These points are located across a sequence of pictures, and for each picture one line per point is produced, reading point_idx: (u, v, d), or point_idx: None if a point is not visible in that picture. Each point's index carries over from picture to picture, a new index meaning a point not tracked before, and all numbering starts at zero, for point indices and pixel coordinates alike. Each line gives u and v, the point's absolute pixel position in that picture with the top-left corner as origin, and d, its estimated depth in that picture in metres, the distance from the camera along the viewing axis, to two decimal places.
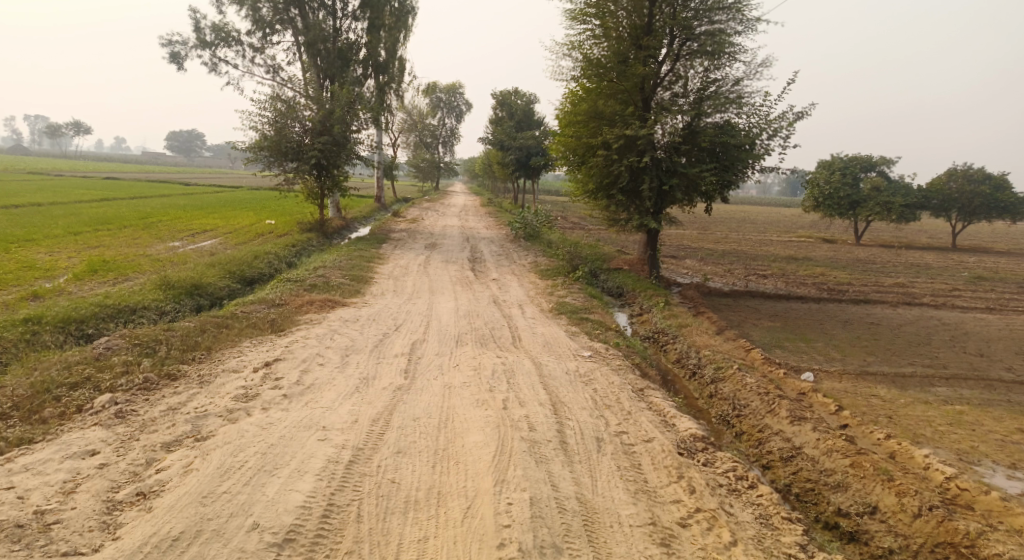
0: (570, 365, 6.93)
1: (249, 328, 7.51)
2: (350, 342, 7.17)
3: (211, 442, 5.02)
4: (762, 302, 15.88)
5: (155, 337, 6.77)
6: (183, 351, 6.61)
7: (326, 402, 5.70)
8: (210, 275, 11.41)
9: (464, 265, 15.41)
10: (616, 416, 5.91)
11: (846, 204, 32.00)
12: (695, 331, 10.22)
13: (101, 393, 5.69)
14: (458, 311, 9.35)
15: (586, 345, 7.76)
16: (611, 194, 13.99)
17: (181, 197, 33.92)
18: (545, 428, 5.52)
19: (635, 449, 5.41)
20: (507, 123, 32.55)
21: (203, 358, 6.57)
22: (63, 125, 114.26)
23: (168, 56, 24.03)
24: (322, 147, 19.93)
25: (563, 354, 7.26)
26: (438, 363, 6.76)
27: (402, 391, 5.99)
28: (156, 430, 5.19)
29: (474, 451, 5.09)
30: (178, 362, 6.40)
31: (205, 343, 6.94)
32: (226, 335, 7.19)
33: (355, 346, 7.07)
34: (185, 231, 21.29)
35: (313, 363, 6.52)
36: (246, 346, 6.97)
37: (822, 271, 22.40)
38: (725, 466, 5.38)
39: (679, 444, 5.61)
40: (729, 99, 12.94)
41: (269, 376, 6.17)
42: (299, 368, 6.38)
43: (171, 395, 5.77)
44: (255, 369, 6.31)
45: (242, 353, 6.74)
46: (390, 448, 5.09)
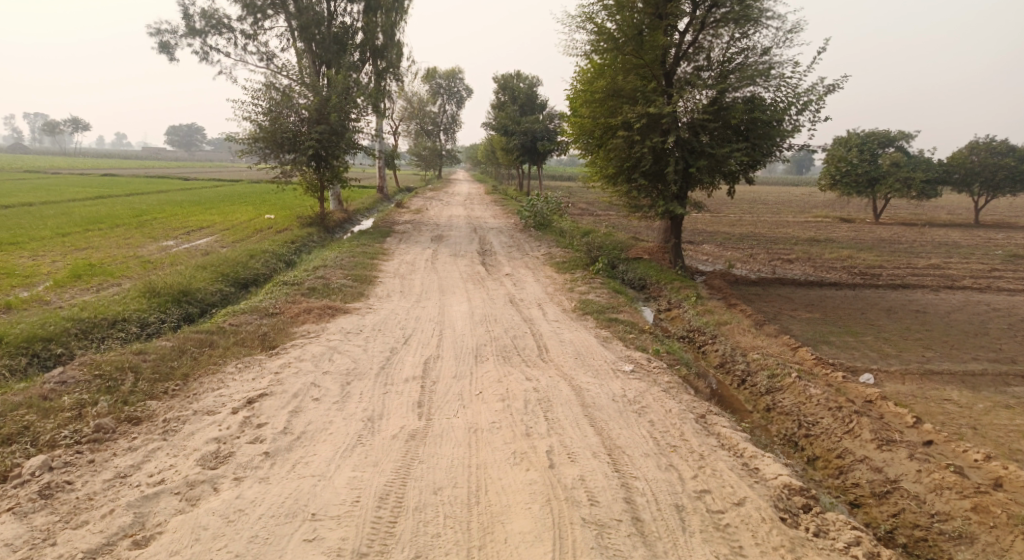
0: (614, 388, 5.92)
1: (234, 347, 6.55)
2: (353, 365, 6.19)
3: (155, 549, 3.94)
4: (794, 290, 14.85)
5: (119, 366, 5.80)
6: (152, 385, 5.68)
7: (319, 467, 4.68)
8: (200, 279, 10.45)
9: (475, 259, 14.44)
10: (689, 465, 4.92)
11: (864, 181, 30.74)
12: (736, 329, 9.19)
13: (38, 451, 4.75)
14: (474, 315, 8.36)
15: (624, 356, 6.74)
16: (631, 178, 12.88)
17: (179, 192, 32.99)
18: (608, 499, 4.48)
19: (726, 521, 4.39)
20: (511, 107, 31.34)
21: (177, 392, 5.64)
22: (61, 123, 113.49)
23: (157, 46, 22.98)
24: (319, 136, 18.87)
25: (601, 371, 6.26)
26: (458, 392, 5.76)
27: (418, 443, 4.98)
28: (86, 522, 4.15)
29: (524, 552, 4.02)
30: (143, 401, 5.46)
31: (180, 370, 5.98)
32: (207, 358, 6.22)
33: (357, 370, 6.08)
34: (180, 228, 20.36)
35: (306, 400, 5.53)
36: (229, 372, 6.02)
37: (847, 252, 21.24)
38: (846, 538, 4.36)
39: (775, 502, 4.63)
40: (759, 71, 11.77)
41: (250, 423, 5.17)
42: (287, 409, 5.39)
43: (123, 455, 4.79)
44: (234, 411, 5.32)
45: (223, 385, 5.78)
46: (406, 550, 4.00)
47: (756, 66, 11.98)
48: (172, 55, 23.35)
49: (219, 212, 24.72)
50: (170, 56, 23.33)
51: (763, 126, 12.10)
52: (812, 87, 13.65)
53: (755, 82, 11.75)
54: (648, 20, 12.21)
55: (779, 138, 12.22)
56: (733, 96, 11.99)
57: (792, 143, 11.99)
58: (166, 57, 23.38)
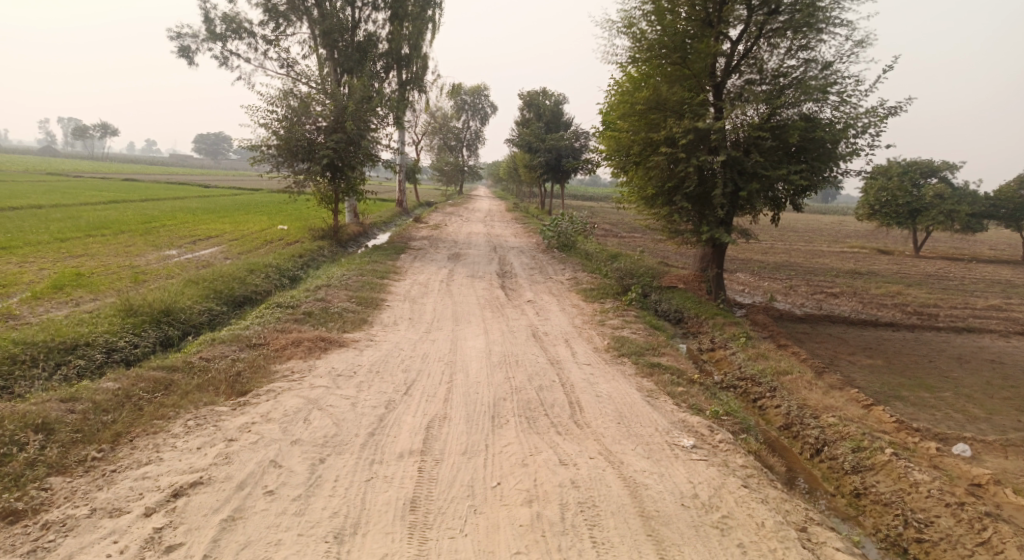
0: (676, 481, 4.59)
1: (192, 394, 5.35)
2: (333, 432, 4.91)
3: None
4: (846, 330, 13.37)
5: (30, 424, 4.62)
6: (63, 455, 4.48)
7: None
8: (186, 296, 9.37)
9: (493, 281, 13.21)
10: None
11: (905, 212, 28.91)
12: (801, 382, 7.76)
13: None
14: (491, 353, 7.09)
15: (678, 422, 5.41)
16: (673, 200, 11.60)
17: (195, 200, 32.35)
18: None
19: None
20: (536, 123, 30.30)
21: (91, 469, 4.41)
22: (91, 127, 115.32)
23: (176, 50, 22.38)
24: (335, 145, 17.91)
25: (655, 450, 4.94)
26: (471, 482, 4.45)
27: None
28: None
29: None
30: (39, 483, 4.24)
31: (112, 430, 4.78)
32: (151, 412, 5.03)
33: (339, 440, 4.80)
34: (187, 237, 19.46)
35: (254, 495, 4.22)
36: (173, 436, 4.79)
37: (894, 288, 19.63)
38: None
39: None
40: (823, 85, 10.46)
41: (159, 542, 3.85)
42: (223, 512, 4.08)
43: None
44: (149, 514, 4.03)
45: (155, 458, 4.53)
46: None
47: (818, 80, 10.69)
48: (192, 60, 22.74)
49: (230, 222, 23.87)
50: (189, 61, 22.69)
51: (822, 146, 10.79)
52: (875, 108, 12.32)
53: (817, 98, 10.45)
54: (696, 28, 11.11)
55: (840, 161, 10.87)
56: (791, 111, 10.69)
57: (853, 168, 10.65)
58: (186, 62, 22.76)
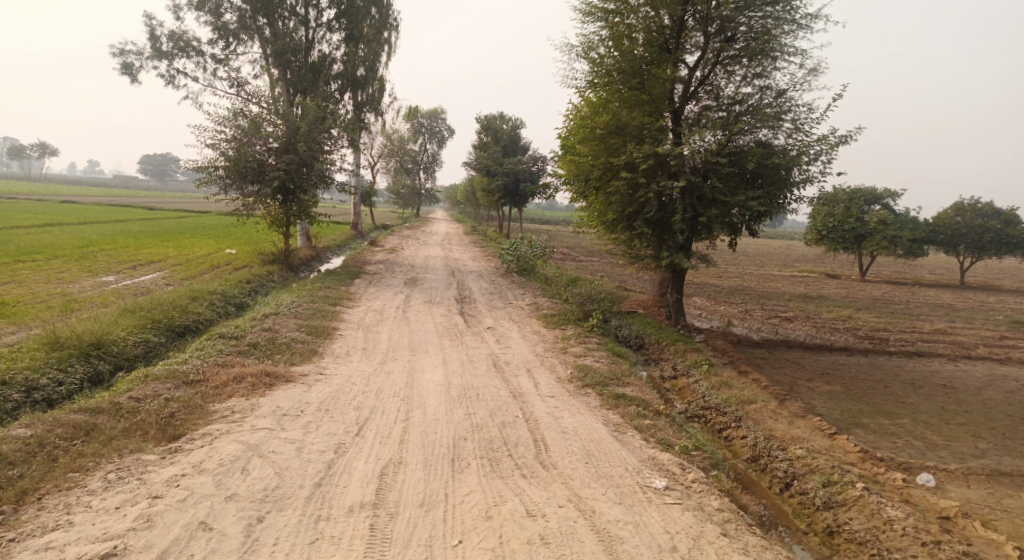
0: (651, 530, 4.32)
1: (115, 441, 4.80)
2: (274, 485, 4.44)
3: None
4: (802, 354, 13.53)
5: None
6: None
7: None
8: (120, 327, 8.69)
9: (452, 308, 12.86)
10: None
11: (851, 238, 29.96)
12: (766, 412, 7.67)
13: None
14: (449, 386, 6.73)
15: (649, 461, 5.16)
16: (633, 225, 11.54)
17: (138, 222, 30.95)
18: None
19: None
20: (494, 148, 30.31)
21: None
22: (28, 145, 110.20)
23: (119, 67, 21.47)
24: (288, 167, 17.37)
25: (627, 494, 4.67)
26: (432, 540, 4.06)
27: None
28: None
29: None
30: None
31: (17, 487, 4.21)
32: (65, 465, 4.47)
33: (282, 493, 4.35)
34: (127, 261, 18.43)
35: None
36: (90, 492, 4.25)
37: (845, 312, 20.14)
38: None
39: None
40: (778, 112, 10.64)
41: None
42: None
43: None
44: None
45: (66, 521, 3.98)
46: None
47: (773, 108, 10.88)
48: (136, 77, 21.85)
49: (175, 245, 22.82)
50: (133, 78, 21.80)
51: (777, 173, 10.96)
52: (826, 136, 12.64)
53: (772, 125, 10.62)
54: (653, 54, 11.21)
55: (794, 187, 11.05)
56: (748, 138, 10.82)
57: (807, 195, 10.82)
58: (129, 79, 21.86)
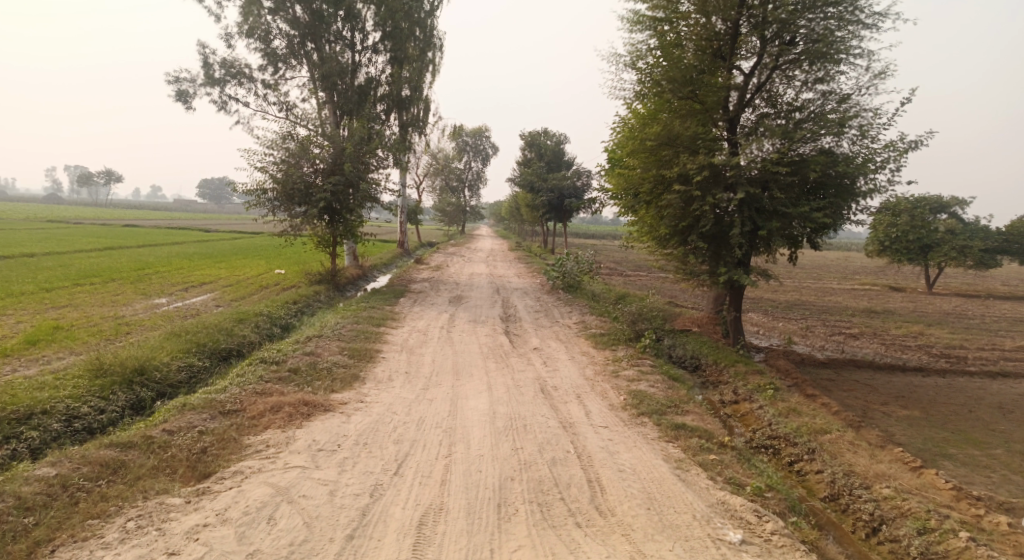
0: None
1: (142, 481, 4.59)
2: (302, 538, 4.08)
3: None
4: (873, 375, 12.54)
5: None
6: None
7: None
8: (165, 352, 8.65)
9: (497, 327, 12.49)
10: None
11: (916, 248, 28.18)
12: (843, 444, 6.95)
13: None
14: (496, 416, 6.33)
15: (719, 509, 4.61)
16: (687, 240, 10.94)
17: (194, 244, 31.92)
18: None
19: None
20: (537, 164, 30.02)
21: None
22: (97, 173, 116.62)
23: (176, 95, 22.22)
24: (334, 188, 17.46)
25: (697, 550, 4.15)
26: None
27: None
28: None
29: None
30: None
31: (34, 536, 4.01)
32: (85, 511, 4.26)
33: (313, 548, 3.99)
34: (180, 283, 18.85)
35: None
36: (108, 543, 4.01)
37: (915, 327, 18.77)
38: None
39: None
40: (842, 118, 9.93)
41: None
42: None
43: None
44: None
45: None
46: None
47: (837, 114, 10.18)
48: (191, 104, 22.55)
49: (227, 266, 23.28)
50: (188, 105, 22.52)
51: (842, 182, 10.22)
52: (893, 141, 11.78)
53: (836, 132, 9.92)
54: (706, 62, 10.69)
55: (860, 197, 10.28)
56: (809, 146, 10.14)
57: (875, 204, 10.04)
58: (184, 106, 22.58)
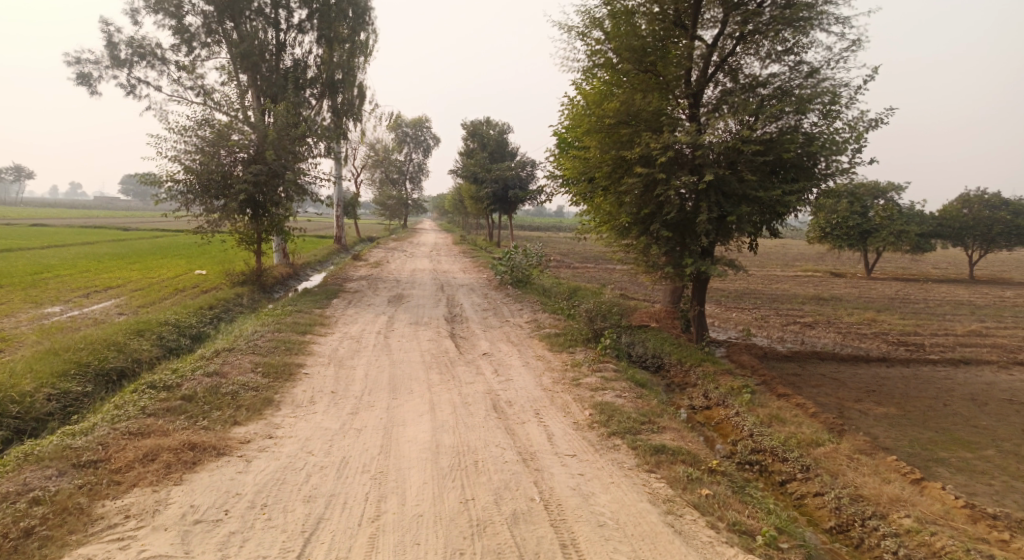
0: None
1: None
2: None
3: None
4: (837, 367, 11.99)
5: None
6: None
7: None
8: (28, 376, 6.96)
9: (442, 329, 11.26)
10: None
11: (856, 234, 28.38)
12: (840, 459, 6.13)
13: None
14: (439, 449, 5.15)
15: None
16: (649, 229, 9.99)
17: (108, 244, 29.08)
18: None
19: None
20: (480, 154, 28.72)
21: None
22: (2, 168, 107.55)
23: (75, 77, 19.79)
24: (255, 178, 15.66)
25: None
26: None
27: None
28: None
29: None
30: None
31: None
32: None
33: None
34: (81, 288, 16.63)
35: None
36: None
37: (865, 314, 18.57)
38: None
39: None
40: (812, 94, 9.18)
41: None
42: None
43: None
44: None
45: None
46: None
47: (806, 89, 9.42)
48: (93, 87, 20.15)
49: (140, 268, 20.95)
50: (90, 88, 20.11)
51: (808, 163, 9.52)
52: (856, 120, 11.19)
53: (804, 110, 9.18)
54: (663, 32, 9.76)
55: (827, 179, 9.61)
56: (777, 123, 9.34)
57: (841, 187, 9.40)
58: (85, 90, 20.12)
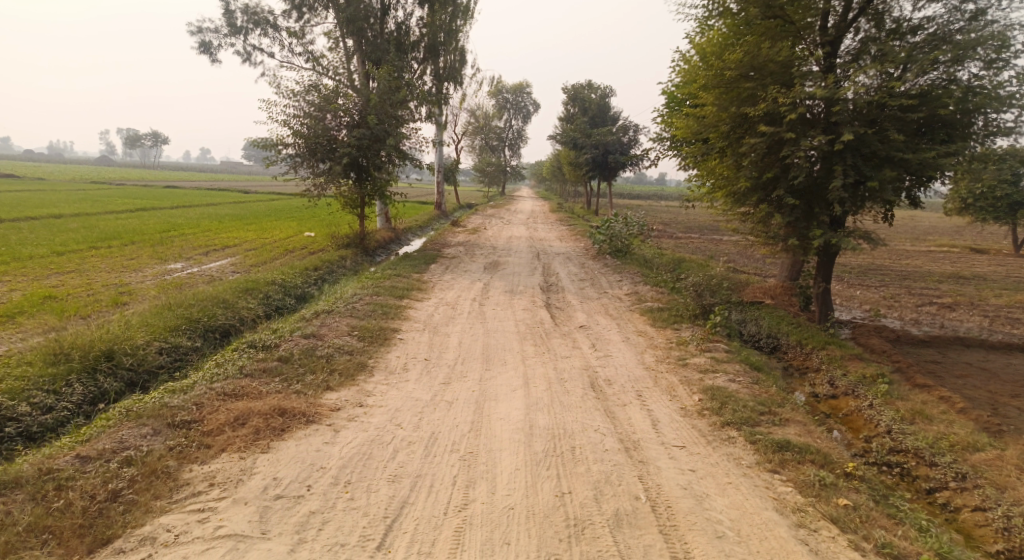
0: None
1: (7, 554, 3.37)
2: None
3: None
4: (988, 356, 10.37)
5: None
6: None
7: None
8: (142, 329, 7.27)
9: (537, 298, 10.85)
10: None
11: (1006, 206, 24.79)
12: (1009, 470, 5.07)
13: None
14: (533, 430, 4.76)
15: None
16: (772, 195, 8.94)
17: (230, 206, 31.13)
18: None
19: None
20: (580, 118, 27.71)
21: None
22: (144, 137, 118.61)
23: (199, 46, 20.87)
24: (358, 142, 15.77)
25: None
26: None
27: None
28: None
29: None
30: None
31: None
32: None
33: None
34: (202, 247, 17.72)
35: None
36: None
37: (1018, 296, 16.15)
38: None
39: None
40: (979, 38, 7.68)
41: None
42: None
43: None
44: None
45: None
46: None
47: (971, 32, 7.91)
48: (214, 56, 21.17)
49: (255, 229, 22.08)
50: (212, 57, 21.13)
51: (965, 122, 8.10)
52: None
53: (968, 57, 7.71)
54: None
55: (987, 139, 8.13)
56: (931, 74, 7.93)
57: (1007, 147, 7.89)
58: (208, 59, 21.17)
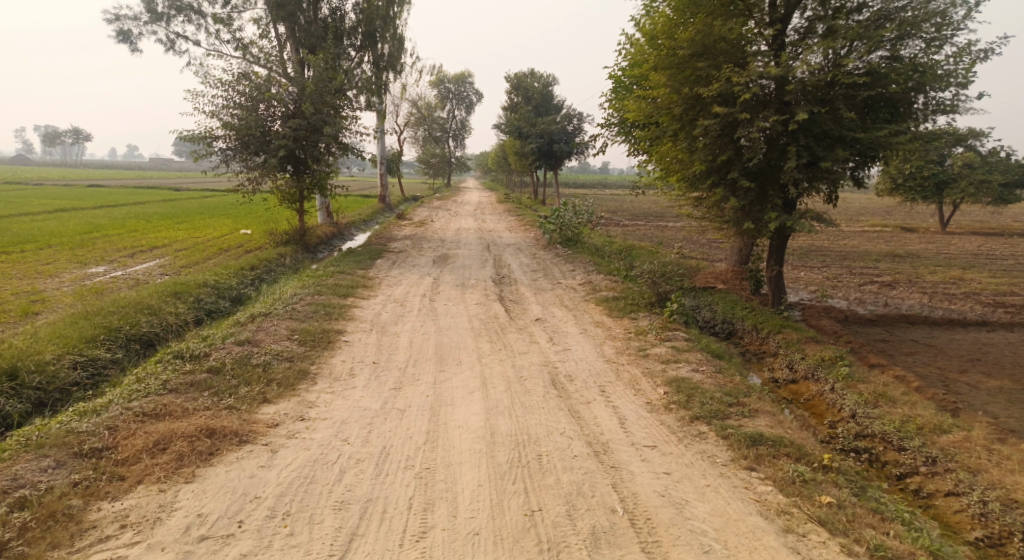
0: None
1: None
2: None
3: None
4: (931, 332, 10.61)
5: None
6: None
7: None
8: (51, 342, 6.48)
9: (490, 291, 10.43)
10: None
11: (931, 186, 25.89)
12: (977, 451, 5.02)
13: None
14: (495, 437, 4.40)
15: None
16: (727, 178, 8.81)
17: (159, 204, 29.28)
18: None
19: None
20: (525, 107, 27.34)
21: None
22: (63, 133, 111.40)
23: (116, 34, 19.36)
24: (294, 133, 14.91)
25: None
26: None
27: None
28: None
29: None
30: None
31: None
32: None
33: None
34: (128, 248, 16.46)
35: None
36: None
37: (949, 272, 16.78)
38: None
39: None
40: (920, 16, 7.72)
41: None
42: None
43: None
44: None
45: None
46: None
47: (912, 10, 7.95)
48: (134, 45, 19.71)
49: (186, 228, 20.75)
50: (131, 46, 19.66)
51: (906, 101, 8.16)
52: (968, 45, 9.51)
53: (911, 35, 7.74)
54: None
55: (924, 118, 8.24)
56: (877, 53, 7.94)
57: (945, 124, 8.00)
58: (127, 48, 19.68)
